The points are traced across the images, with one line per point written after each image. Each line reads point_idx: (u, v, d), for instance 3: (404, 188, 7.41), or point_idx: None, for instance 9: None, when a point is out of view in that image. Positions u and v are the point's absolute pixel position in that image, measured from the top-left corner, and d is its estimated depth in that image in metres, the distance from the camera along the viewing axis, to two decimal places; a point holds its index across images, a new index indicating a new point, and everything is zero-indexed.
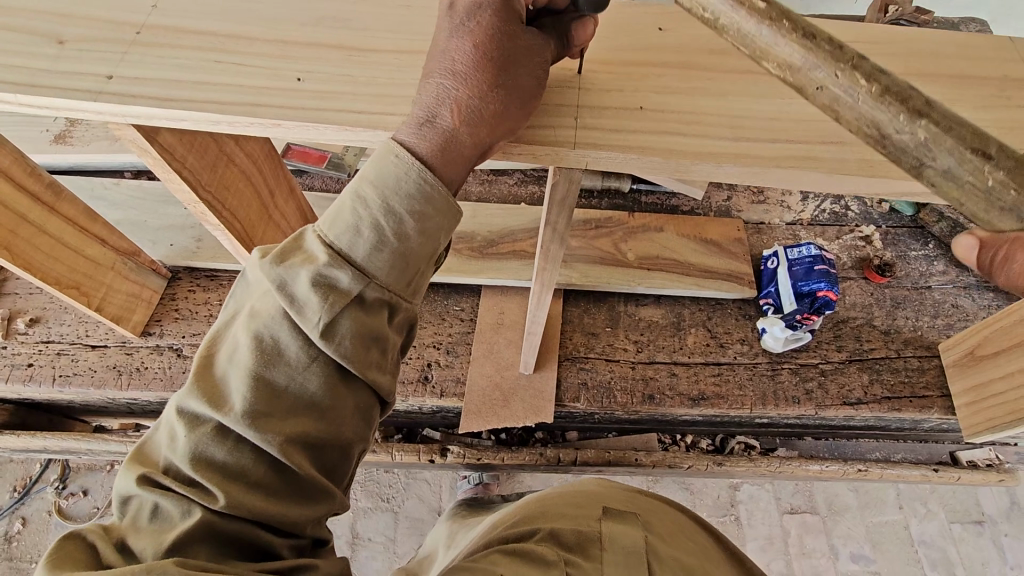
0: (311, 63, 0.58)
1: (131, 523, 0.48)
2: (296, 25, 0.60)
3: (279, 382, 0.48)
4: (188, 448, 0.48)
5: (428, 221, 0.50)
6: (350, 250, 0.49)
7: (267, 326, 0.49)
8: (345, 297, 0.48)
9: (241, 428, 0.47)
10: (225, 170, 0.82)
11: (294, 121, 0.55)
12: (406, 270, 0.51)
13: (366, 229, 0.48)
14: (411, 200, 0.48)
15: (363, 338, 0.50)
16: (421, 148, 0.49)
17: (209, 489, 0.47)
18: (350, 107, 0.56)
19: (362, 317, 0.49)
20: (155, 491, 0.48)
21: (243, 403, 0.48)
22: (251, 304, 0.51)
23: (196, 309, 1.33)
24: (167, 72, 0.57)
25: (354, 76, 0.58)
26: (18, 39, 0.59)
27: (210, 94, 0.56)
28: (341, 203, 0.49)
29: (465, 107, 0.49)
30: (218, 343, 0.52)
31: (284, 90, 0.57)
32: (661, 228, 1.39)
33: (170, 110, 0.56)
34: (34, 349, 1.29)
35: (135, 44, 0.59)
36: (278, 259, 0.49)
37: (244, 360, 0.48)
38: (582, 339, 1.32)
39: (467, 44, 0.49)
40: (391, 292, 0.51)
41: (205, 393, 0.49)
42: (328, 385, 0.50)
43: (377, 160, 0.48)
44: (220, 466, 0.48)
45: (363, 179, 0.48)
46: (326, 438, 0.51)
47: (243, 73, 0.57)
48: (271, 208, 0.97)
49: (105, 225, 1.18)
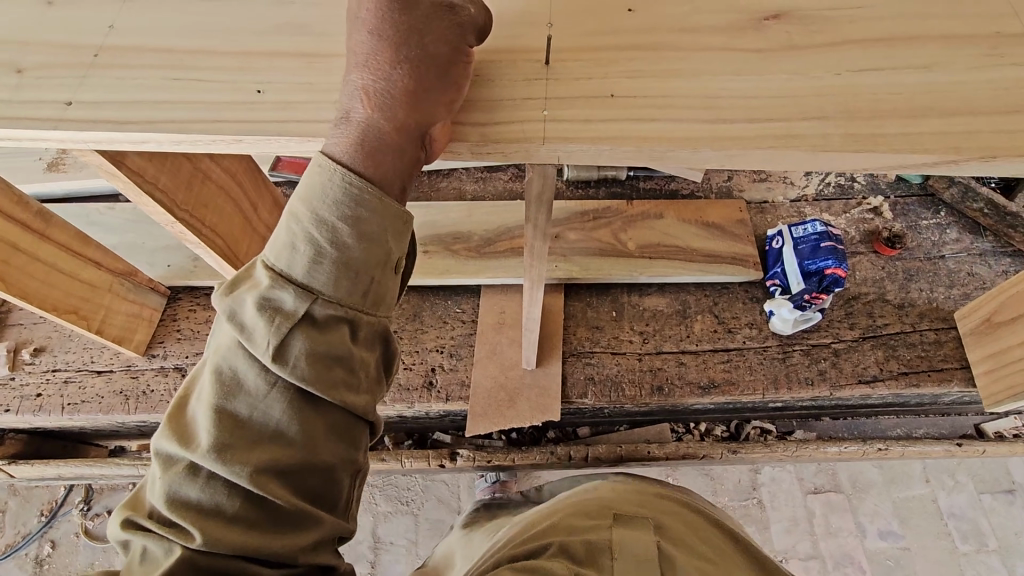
0: (271, 73, 0.56)
1: (127, 564, 0.48)
2: (253, 36, 0.58)
3: (242, 412, 0.48)
4: (163, 489, 0.47)
5: (365, 225, 0.48)
6: (291, 269, 0.48)
7: (227, 358, 0.49)
8: (292, 317, 0.47)
9: (209, 462, 0.46)
10: (202, 187, 0.81)
11: (255, 136, 0.53)
12: (356, 281, 0.49)
13: (303, 244, 0.48)
14: (341, 206, 0.48)
15: (320, 357, 0.48)
16: (337, 146, 0.49)
17: (187, 528, 0.46)
18: (311, 117, 0.54)
19: (315, 335, 0.48)
20: (138, 533, 0.47)
21: (208, 437, 0.47)
22: (216, 341, 0.51)
23: (198, 328, 1.33)
24: (126, 94, 0.56)
25: (314, 84, 0.55)
26: None
27: (168, 113, 0.54)
28: (280, 225, 0.49)
29: (376, 98, 0.48)
30: (192, 384, 0.52)
31: (243, 104, 0.55)
32: (661, 214, 1.36)
33: (129, 133, 0.54)
34: (41, 378, 1.30)
35: (94, 68, 0.57)
36: (228, 290, 0.49)
37: (208, 394, 0.48)
38: (586, 333, 1.29)
39: (364, 33, 0.49)
40: (345, 306, 0.49)
41: (176, 432, 0.48)
42: (293, 410, 0.48)
43: (306, 175, 0.48)
44: (195, 504, 0.47)
45: (295, 197, 0.49)
46: (302, 464, 0.49)
47: (202, 89, 0.56)
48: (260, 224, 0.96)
49: (99, 248, 1.18)
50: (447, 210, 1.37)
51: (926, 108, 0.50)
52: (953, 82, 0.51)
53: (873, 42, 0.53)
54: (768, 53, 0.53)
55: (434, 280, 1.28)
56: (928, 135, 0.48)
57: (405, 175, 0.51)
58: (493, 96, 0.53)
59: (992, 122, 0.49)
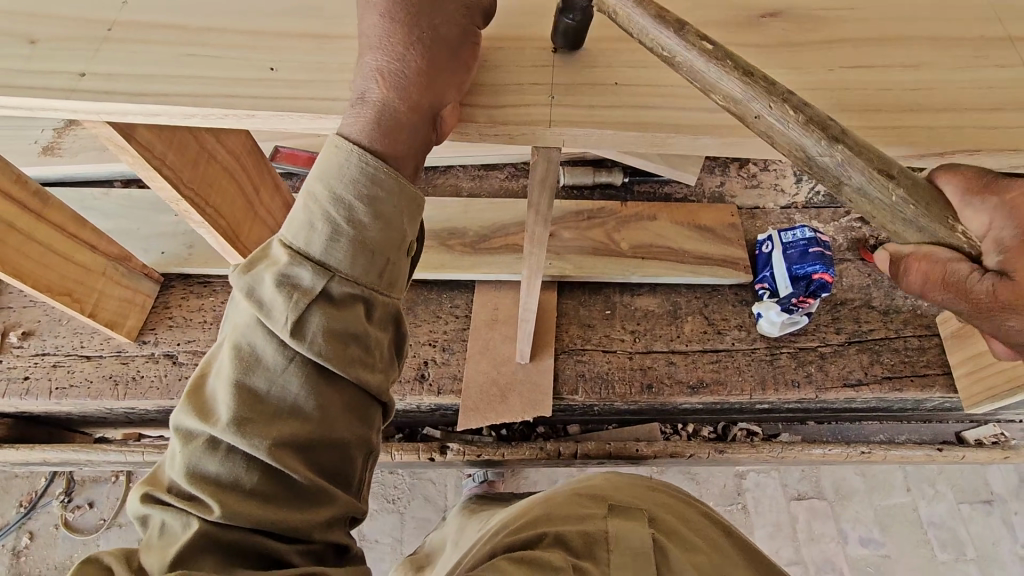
0: (282, 52, 0.57)
1: (147, 540, 0.48)
2: (265, 16, 0.60)
3: (261, 388, 0.48)
4: (183, 463, 0.48)
5: (380, 205, 0.49)
6: (308, 247, 0.49)
7: (245, 334, 0.49)
8: (310, 294, 0.48)
9: (229, 436, 0.47)
10: (207, 167, 0.81)
11: (267, 111, 0.54)
12: (372, 260, 0.50)
13: (321, 224, 0.49)
14: (358, 186, 0.49)
15: (337, 334, 0.49)
16: (354, 126, 0.50)
17: (207, 500, 0.47)
18: (323, 95, 0.55)
19: (332, 313, 0.49)
20: (158, 506, 0.48)
21: (228, 411, 0.47)
22: (232, 318, 0.51)
23: (191, 316, 1.33)
24: (140, 68, 0.57)
25: (326, 64, 0.57)
26: None
27: (181, 87, 0.55)
28: (297, 205, 0.50)
29: (392, 78, 0.50)
30: (208, 363, 0.52)
31: (256, 81, 0.56)
32: (655, 215, 1.38)
33: (143, 106, 0.55)
34: (30, 362, 1.29)
35: (108, 41, 0.58)
36: (247, 269, 0.50)
37: (227, 370, 0.49)
38: (579, 331, 1.31)
39: (376, 17, 0.50)
40: (361, 285, 0.50)
41: (195, 407, 0.49)
42: (310, 386, 0.49)
43: (323, 156, 0.50)
44: (214, 477, 0.48)
45: (313, 178, 0.50)
46: (319, 439, 0.50)
47: (214, 65, 0.57)
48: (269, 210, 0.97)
49: (95, 231, 1.17)
50: (444, 206, 1.38)
51: (913, 103, 0.52)
52: (937, 81, 0.53)
53: (863, 42, 0.56)
54: (762, 49, 0.56)
55: (429, 274, 1.30)
56: (914, 129, 0.51)
57: (418, 154, 0.52)
58: (500, 80, 0.55)
59: (974, 119, 0.51)
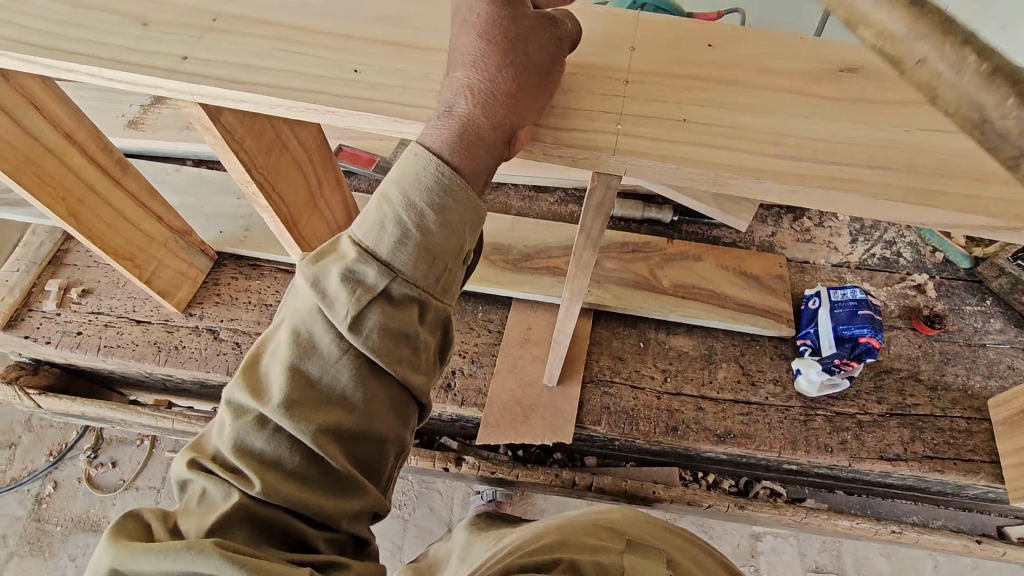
0: (367, 56, 0.61)
1: (184, 506, 0.50)
2: (355, 22, 0.63)
3: (313, 374, 0.50)
4: (230, 435, 0.49)
5: (450, 214, 0.51)
6: (377, 245, 0.51)
7: (304, 321, 0.51)
8: (372, 291, 0.50)
9: (278, 416, 0.48)
10: (278, 155, 0.86)
11: (347, 109, 0.57)
12: (433, 266, 0.52)
13: (391, 224, 0.50)
14: (432, 193, 0.50)
15: (392, 333, 0.50)
16: (436, 136, 0.51)
17: (248, 475, 0.48)
18: (400, 101, 0.58)
19: (390, 312, 0.50)
20: (201, 474, 0.49)
21: (280, 392, 0.49)
22: (293, 303, 0.53)
23: (237, 295, 1.38)
24: (237, 57, 0.61)
25: (407, 72, 0.60)
26: (108, 20, 0.63)
27: (271, 79, 0.59)
28: (371, 204, 0.52)
29: (480, 95, 0.51)
30: (263, 343, 0.54)
31: (339, 80, 0.59)
32: (700, 256, 1.38)
33: (234, 92, 0.59)
34: (84, 318, 1.36)
35: (211, 30, 0.63)
36: (315, 258, 0.52)
37: (283, 352, 0.50)
38: (609, 362, 1.30)
39: (472, 36, 0.52)
40: (420, 289, 0.52)
41: (248, 383, 0.51)
42: (359, 379, 0.50)
43: (401, 161, 0.51)
44: (258, 454, 0.49)
45: (390, 180, 0.51)
46: (358, 432, 0.51)
47: (304, 62, 0.60)
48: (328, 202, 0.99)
49: (164, 204, 1.24)
50: (491, 221, 1.40)
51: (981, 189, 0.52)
52: None
53: None
54: (838, 103, 0.55)
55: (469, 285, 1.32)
56: (989, 200, 0.49)
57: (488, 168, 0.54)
58: (572, 106, 0.56)
59: None
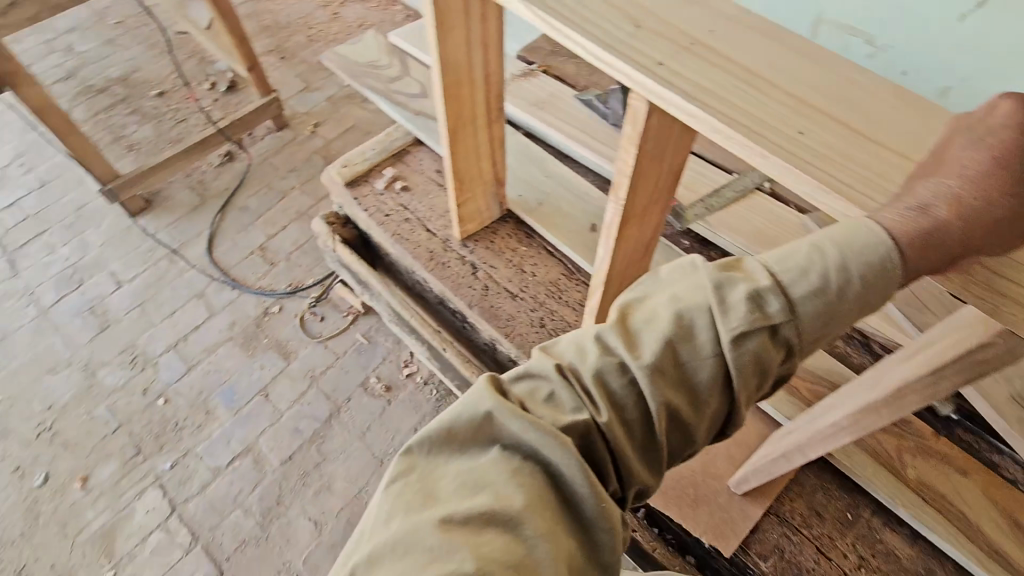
0: (810, 126, 0.68)
1: (537, 395, 0.66)
2: (807, 93, 0.71)
3: (680, 358, 0.64)
4: (597, 366, 0.65)
5: (861, 296, 0.61)
6: (787, 288, 0.62)
7: (690, 311, 0.64)
8: (764, 323, 0.61)
9: (644, 373, 0.62)
10: (657, 166, 0.88)
11: (781, 163, 0.65)
12: (818, 326, 0.62)
13: (810, 279, 0.61)
14: (862, 271, 0.60)
15: (755, 361, 0.62)
16: (901, 225, 0.61)
17: (600, 402, 0.64)
18: (830, 177, 0.64)
19: (765, 345, 0.62)
20: (564, 381, 0.66)
21: (652, 356, 0.63)
22: (679, 292, 0.66)
23: (504, 250, 1.54)
24: (704, 82, 0.71)
25: (843, 156, 0.66)
26: (616, 14, 0.78)
27: (726, 110, 0.68)
28: (798, 249, 0.63)
29: (962, 208, 0.62)
30: (637, 308, 0.67)
31: (783, 136, 0.66)
32: (965, 470, 1.19)
33: (692, 106, 0.68)
34: (394, 206, 1.64)
35: (690, 52, 0.74)
36: (723, 273, 0.64)
37: (664, 329, 0.63)
38: (804, 511, 1.20)
39: (980, 156, 0.63)
40: (794, 340, 0.63)
41: (625, 336, 0.65)
42: (710, 380, 0.64)
43: (846, 232, 0.62)
44: (611, 390, 0.64)
45: (832, 240, 0.62)
46: (683, 415, 0.65)
47: (756, 108, 0.68)
48: (656, 221, 1.04)
49: (504, 155, 1.42)
50: None
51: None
52: None
53: None
54: None
55: None
56: None
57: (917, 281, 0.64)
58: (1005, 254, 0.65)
59: None
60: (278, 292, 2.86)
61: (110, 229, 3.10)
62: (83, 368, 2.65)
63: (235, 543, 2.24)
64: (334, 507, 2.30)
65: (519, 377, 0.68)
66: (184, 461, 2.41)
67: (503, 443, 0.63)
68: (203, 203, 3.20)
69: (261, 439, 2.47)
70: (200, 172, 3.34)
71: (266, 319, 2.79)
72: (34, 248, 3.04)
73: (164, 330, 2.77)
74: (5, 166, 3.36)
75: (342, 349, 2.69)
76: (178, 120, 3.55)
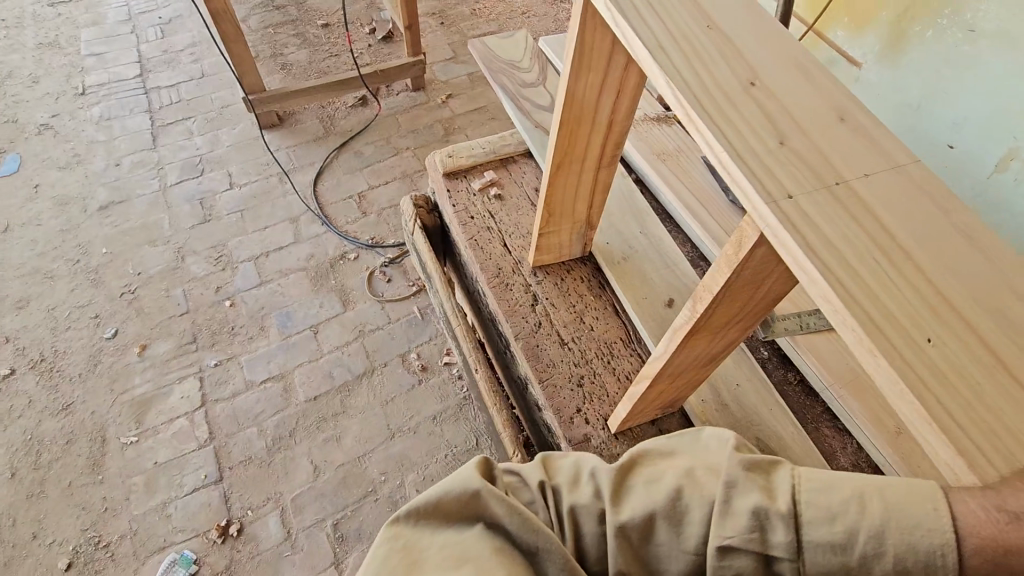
0: (947, 334, 0.55)
1: (536, 496, 0.91)
2: (958, 286, 0.58)
3: (659, 529, 0.83)
4: (584, 499, 0.88)
5: (880, 568, 0.69)
6: (792, 526, 0.74)
7: (684, 494, 0.83)
8: (748, 543, 0.76)
9: (617, 523, 0.83)
10: (752, 288, 0.77)
11: (893, 370, 0.52)
12: (807, 571, 0.73)
13: (829, 527, 0.72)
14: (877, 543, 0.69)
15: (723, 567, 0.77)
16: (969, 525, 0.64)
17: (570, 526, 0.88)
18: (956, 412, 0.51)
19: (744, 561, 0.76)
20: (556, 496, 0.90)
21: (630, 513, 0.84)
22: (682, 472, 0.86)
23: (570, 293, 1.47)
24: (832, 233, 0.60)
25: (980, 390, 0.52)
26: (760, 120, 0.68)
27: (848, 278, 0.57)
28: (837, 491, 0.74)
29: None
30: (643, 468, 0.90)
31: (907, 335, 0.54)
32: None
33: (806, 258, 0.58)
34: (482, 211, 1.61)
35: (829, 191, 0.63)
36: (746, 478, 0.80)
37: (656, 499, 0.84)
38: None
39: None
40: (777, 569, 0.76)
41: (620, 486, 0.88)
42: (681, 560, 0.81)
43: (904, 505, 0.69)
44: (587, 525, 0.87)
45: (861, 502, 0.72)
46: (644, 574, 0.84)
47: (887, 287, 0.57)
48: (731, 338, 0.93)
49: (603, 201, 1.35)
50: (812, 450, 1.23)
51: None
52: None
53: None
54: None
55: None
56: None
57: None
58: None
59: None
60: (360, 241, 2.97)
61: (241, 134, 3.34)
62: (176, 250, 2.89)
63: (242, 456, 2.36)
64: (336, 461, 2.37)
65: (512, 470, 0.97)
66: (227, 364, 2.58)
67: (485, 520, 0.86)
68: (325, 138, 3.37)
69: (297, 370, 2.59)
70: (333, 108, 3.52)
71: (340, 263, 2.91)
72: (176, 129, 3.34)
73: (252, 240, 2.96)
74: (179, 51, 3.71)
75: (396, 316, 2.76)
76: (331, 54, 3.75)
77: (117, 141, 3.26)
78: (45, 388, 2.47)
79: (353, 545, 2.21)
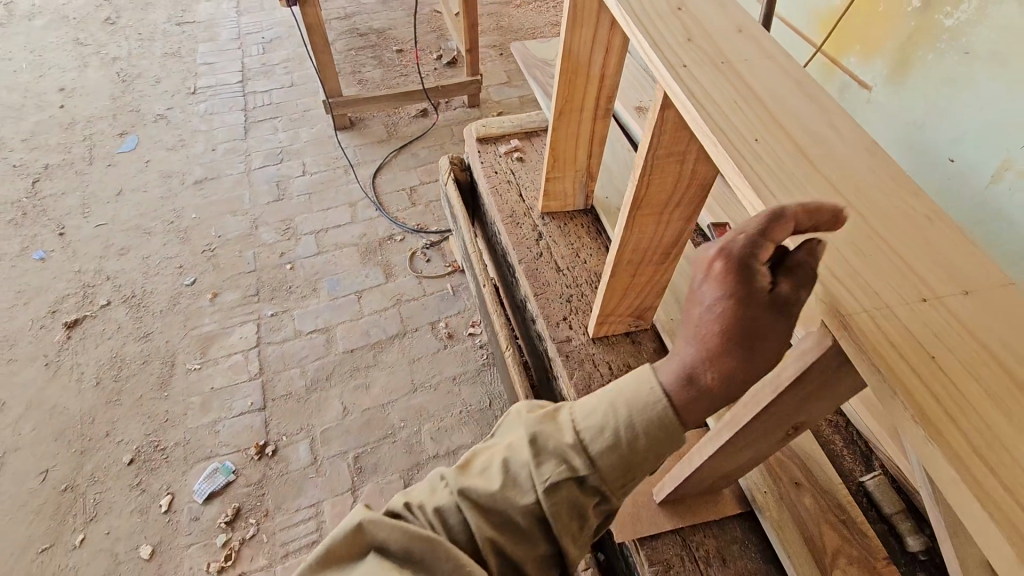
0: (771, 141, 0.83)
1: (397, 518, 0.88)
2: (791, 122, 0.86)
3: (515, 490, 0.86)
4: (451, 496, 0.88)
5: (653, 445, 0.84)
6: (590, 442, 0.85)
7: (517, 454, 0.88)
8: (572, 472, 0.85)
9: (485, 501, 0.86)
10: (674, 160, 1.05)
11: (723, 150, 0.81)
12: (620, 475, 0.85)
13: (609, 431, 0.85)
14: (653, 429, 0.83)
15: (568, 500, 0.86)
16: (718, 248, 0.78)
17: (442, 531, 0.86)
18: (761, 175, 0.79)
19: (573, 489, 0.86)
20: (422, 511, 0.88)
21: (490, 487, 0.87)
22: (514, 434, 0.92)
23: (570, 235, 1.74)
24: (707, 84, 0.89)
25: (782, 169, 0.80)
26: (675, 26, 0.98)
27: (709, 105, 0.85)
28: (600, 406, 0.87)
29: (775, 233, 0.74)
30: (476, 453, 0.93)
31: (742, 137, 0.82)
32: None
33: (682, 92, 0.87)
34: (505, 170, 1.93)
35: (713, 65, 0.92)
36: (536, 423, 0.90)
37: (502, 468, 0.88)
38: (710, 550, 1.20)
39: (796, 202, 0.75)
40: (605, 483, 0.86)
41: (473, 473, 0.90)
42: (540, 514, 0.86)
43: (641, 390, 0.84)
44: (461, 517, 0.86)
45: (622, 403, 0.85)
46: (518, 540, 0.88)
47: (737, 114, 0.85)
48: (673, 225, 1.19)
49: (600, 153, 1.64)
50: None
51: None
52: None
53: None
54: None
55: None
56: None
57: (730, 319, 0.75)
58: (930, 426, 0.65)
59: None
60: (407, 226, 3.34)
61: (318, 133, 3.86)
62: (252, 220, 3.35)
63: (284, 392, 2.69)
64: (363, 405, 2.65)
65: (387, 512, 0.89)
66: (281, 315, 2.95)
67: (374, 550, 0.83)
68: (387, 140, 3.84)
69: (339, 326, 2.93)
70: (398, 117, 4.01)
71: (388, 242, 3.29)
72: (265, 126, 3.90)
73: (315, 218, 3.39)
74: (275, 65, 4.34)
75: (430, 290, 3.07)
76: (401, 74, 4.28)
77: (215, 131, 3.85)
78: (132, 318, 2.91)
79: (368, 476, 2.45)
